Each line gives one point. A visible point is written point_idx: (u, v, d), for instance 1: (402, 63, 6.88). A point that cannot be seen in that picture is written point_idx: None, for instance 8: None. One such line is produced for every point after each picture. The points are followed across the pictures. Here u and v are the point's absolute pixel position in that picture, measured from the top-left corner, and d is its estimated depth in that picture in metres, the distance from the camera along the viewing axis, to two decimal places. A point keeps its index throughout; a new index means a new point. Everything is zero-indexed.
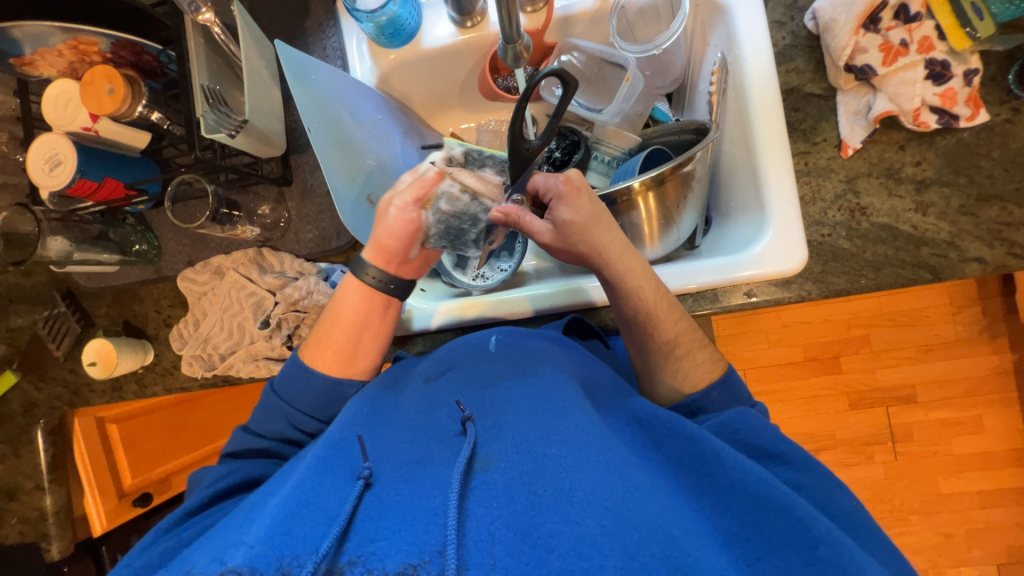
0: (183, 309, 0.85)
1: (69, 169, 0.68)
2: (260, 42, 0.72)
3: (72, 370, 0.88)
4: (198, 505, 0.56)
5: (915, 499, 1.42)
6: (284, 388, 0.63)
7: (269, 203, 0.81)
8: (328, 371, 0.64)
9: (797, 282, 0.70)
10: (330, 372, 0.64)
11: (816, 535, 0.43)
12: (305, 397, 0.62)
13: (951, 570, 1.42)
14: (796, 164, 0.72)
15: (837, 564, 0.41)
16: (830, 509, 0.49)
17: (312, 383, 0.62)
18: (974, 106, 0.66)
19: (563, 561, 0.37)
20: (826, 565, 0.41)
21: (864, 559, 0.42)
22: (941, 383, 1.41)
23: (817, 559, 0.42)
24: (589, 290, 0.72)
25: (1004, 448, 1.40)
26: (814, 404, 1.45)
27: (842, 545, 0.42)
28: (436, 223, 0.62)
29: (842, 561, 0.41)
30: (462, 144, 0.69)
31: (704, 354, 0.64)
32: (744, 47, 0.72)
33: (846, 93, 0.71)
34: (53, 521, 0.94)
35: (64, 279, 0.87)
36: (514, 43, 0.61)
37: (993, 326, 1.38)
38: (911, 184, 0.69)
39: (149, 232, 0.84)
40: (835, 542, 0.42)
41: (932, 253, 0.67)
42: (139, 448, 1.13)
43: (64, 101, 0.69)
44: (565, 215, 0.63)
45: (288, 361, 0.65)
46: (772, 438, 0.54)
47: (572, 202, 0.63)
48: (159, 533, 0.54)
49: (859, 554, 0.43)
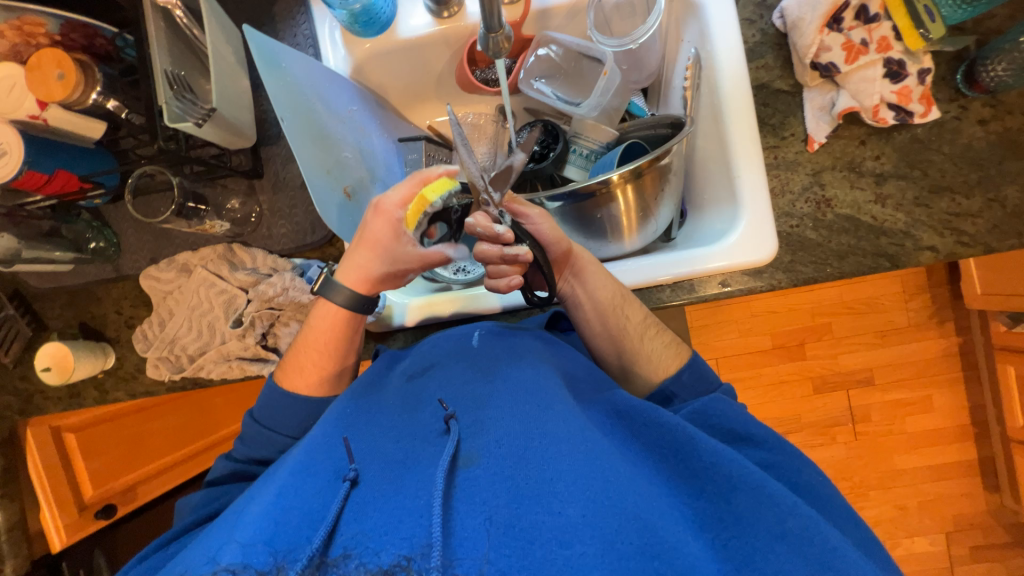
0: (146, 309, 0.81)
1: (15, 160, 0.62)
2: (227, 28, 0.69)
3: (24, 377, 0.83)
4: (183, 530, 0.53)
5: (873, 475, 1.51)
6: (263, 416, 0.62)
7: (239, 197, 0.77)
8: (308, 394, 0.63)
9: (768, 271, 0.73)
10: (314, 395, 0.63)
11: (783, 508, 0.44)
12: (295, 418, 0.62)
13: (906, 540, 1.51)
14: (766, 158, 0.75)
15: (802, 536, 0.43)
16: (799, 487, 0.52)
17: (294, 409, 0.62)
18: (927, 104, 0.70)
19: (545, 550, 0.38)
20: (796, 538, 0.43)
21: (829, 529, 0.45)
22: (896, 366, 1.51)
23: (785, 532, 0.43)
24: None
25: (951, 425, 1.51)
26: (781, 389, 1.52)
27: (806, 518, 0.44)
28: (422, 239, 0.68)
29: (810, 532, 0.43)
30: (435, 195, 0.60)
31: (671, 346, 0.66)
32: (716, 43, 0.74)
33: (812, 90, 0.74)
34: (6, 539, 0.85)
35: (11, 280, 0.81)
36: (495, 32, 0.59)
37: (942, 312, 1.48)
38: (871, 177, 0.73)
39: (106, 227, 0.79)
40: (799, 513, 0.44)
41: (890, 242, 0.72)
42: (100, 458, 1.06)
43: (5, 86, 0.63)
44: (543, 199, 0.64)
45: (261, 390, 0.64)
46: (743, 419, 0.56)
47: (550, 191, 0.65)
48: (152, 549, 0.52)
49: (825, 526, 0.44)
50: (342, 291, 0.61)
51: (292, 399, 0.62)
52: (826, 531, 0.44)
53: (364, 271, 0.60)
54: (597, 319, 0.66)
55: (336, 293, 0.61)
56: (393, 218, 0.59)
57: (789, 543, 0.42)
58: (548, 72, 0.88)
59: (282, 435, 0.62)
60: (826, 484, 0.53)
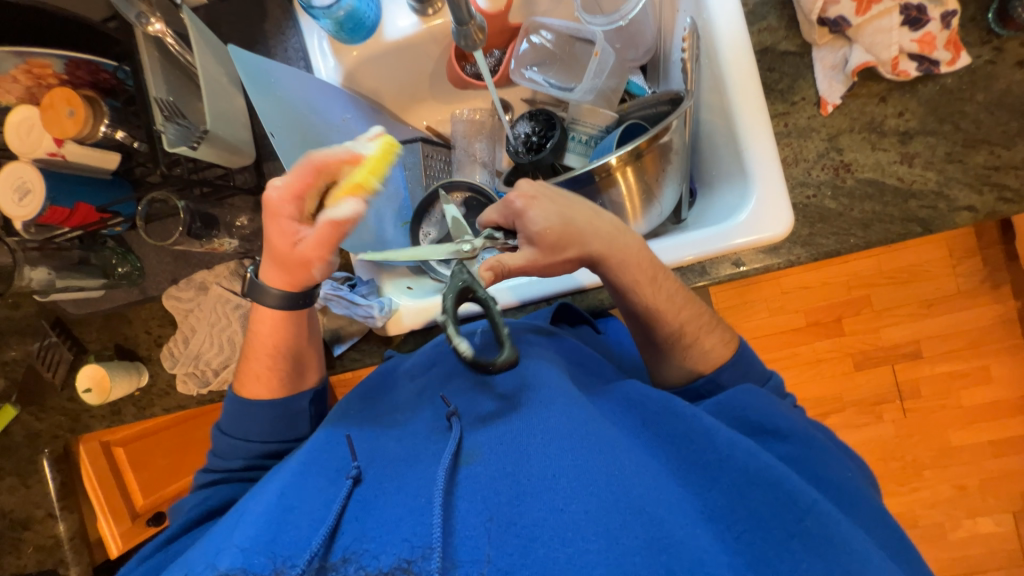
0: (172, 327, 0.84)
1: (39, 196, 0.67)
2: (219, 50, 0.71)
3: (71, 399, 0.88)
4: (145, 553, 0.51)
5: (927, 454, 1.42)
6: (230, 428, 0.60)
7: (247, 214, 0.80)
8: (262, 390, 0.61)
9: (784, 247, 0.69)
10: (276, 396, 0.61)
11: (801, 505, 0.42)
12: (262, 425, 0.60)
13: (968, 521, 1.41)
14: (776, 127, 0.70)
15: (821, 536, 0.40)
16: (833, 482, 0.48)
17: (256, 411, 0.60)
18: (954, 50, 0.64)
19: (546, 548, 0.37)
20: (813, 539, 0.40)
21: (845, 525, 0.42)
22: (946, 337, 1.40)
23: (803, 531, 0.41)
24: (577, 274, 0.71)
25: (1013, 397, 1.40)
26: (819, 368, 1.44)
27: (825, 515, 0.41)
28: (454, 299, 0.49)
29: (828, 534, 0.40)
30: (367, 174, 0.51)
31: (713, 338, 0.61)
32: (712, 9, 0.70)
33: (821, 48, 0.69)
34: (68, 547, 0.97)
35: (52, 308, 0.86)
36: (466, 24, 0.59)
37: (996, 275, 1.36)
38: (895, 136, 0.67)
39: (129, 252, 0.83)
40: (819, 513, 0.41)
41: (920, 206, 0.66)
42: (148, 470, 1.15)
43: (26, 128, 0.68)
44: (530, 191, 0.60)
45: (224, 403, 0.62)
46: (770, 409, 0.51)
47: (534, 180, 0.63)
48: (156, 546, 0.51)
49: (842, 522, 0.42)
50: (269, 292, 0.58)
51: (255, 406, 0.60)
52: (848, 532, 0.42)
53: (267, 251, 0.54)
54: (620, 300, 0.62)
55: (264, 295, 0.58)
56: (288, 211, 0.51)
57: (806, 540, 0.40)
58: (540, 59, 0.86)
59: (241, 439, 0.60)
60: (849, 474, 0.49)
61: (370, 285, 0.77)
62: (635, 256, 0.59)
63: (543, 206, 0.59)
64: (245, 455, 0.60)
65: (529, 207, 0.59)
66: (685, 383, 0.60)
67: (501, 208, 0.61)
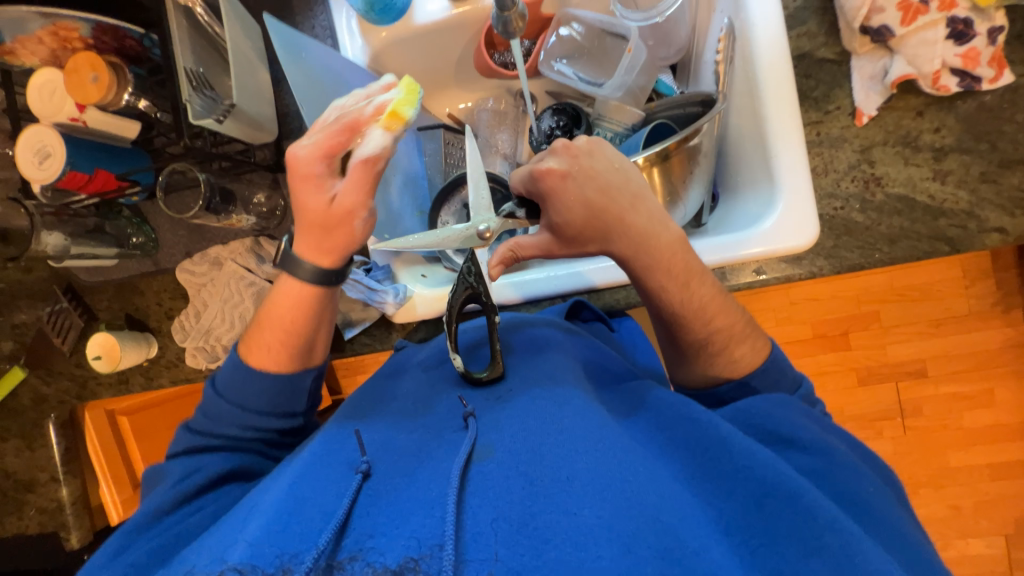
0: (184, 301, 0.84)
1: (59, 161, 0.66)
2: (247, 23, 0.70)
3: (79, 365, 0.88)
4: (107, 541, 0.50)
5: (923, 473, 1.42)
6: (231, 392, 0.57)
7: (264, 190, 0.80)
8: (265, 363, 0.57)
9: (807, 258, 0.68)
10: (282, 369, 0.58)
11: (819, 521, 0.40)
12: (258, 396, 0.57)
13: (959, 542, 1.41)
14: (807, 135, 0.69)
15: (840, 553, 0.39)
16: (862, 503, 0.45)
17: (261, 383, 0.57)
18: (997, 68, 0.63)
19: (558, 551, 0.36)
20: (833, 556, 0.39)
21: (871, 546, 0.40)
22: (953, 357, 1.39)
23: (821, 548, 0.39)
24: (589, 273, 0.71)
25: (1015, 422, 1.39)
26: (823, 380, 1.44)
27: (845, 530, 0.40)
28: (460, 293, 0.56)
29: (847, 551, 0.39)
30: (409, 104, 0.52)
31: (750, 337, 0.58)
32: (750, 12, 0.69)
33: (861, 57, 0.68)
34: (70, 511, 0.96)
35: (64, 274, 0.86)
36: (507, 10, 0.58)
37: (1009, 300, 1.35)
38: (929, 152, 0.66)
39: (145, 222, 0.83)
40: (839, 528, 0.40)
41: (950, 224, 0.65)
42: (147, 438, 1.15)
43: (47, 92, 0.67)
44: (559, 163, 0.56)
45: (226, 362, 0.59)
46: (785, 417, 0.50)
47: (567, 143, 0.57)
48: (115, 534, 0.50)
49: (863, 538, 0.40)
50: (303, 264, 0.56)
51: (259, 377, 0.57)
52: (869, 547, 0.40)
53: (314, 237, 0.54)
54: (648, 301, 0.59)
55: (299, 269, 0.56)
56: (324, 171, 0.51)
57: (823, 560, 0.39)
58: (570, 52, 0.84)
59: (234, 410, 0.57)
60: (875, 493, 0.46)
61: (385, 270, 0.76)
62: (666, 253, 0.56)
63: (572, 190, 0.55)
64: (240, 427, 0.57)
65: (557, 187, 0.55)
66: (708, 386, 0.59)
67: (529, 182, 0.57)
